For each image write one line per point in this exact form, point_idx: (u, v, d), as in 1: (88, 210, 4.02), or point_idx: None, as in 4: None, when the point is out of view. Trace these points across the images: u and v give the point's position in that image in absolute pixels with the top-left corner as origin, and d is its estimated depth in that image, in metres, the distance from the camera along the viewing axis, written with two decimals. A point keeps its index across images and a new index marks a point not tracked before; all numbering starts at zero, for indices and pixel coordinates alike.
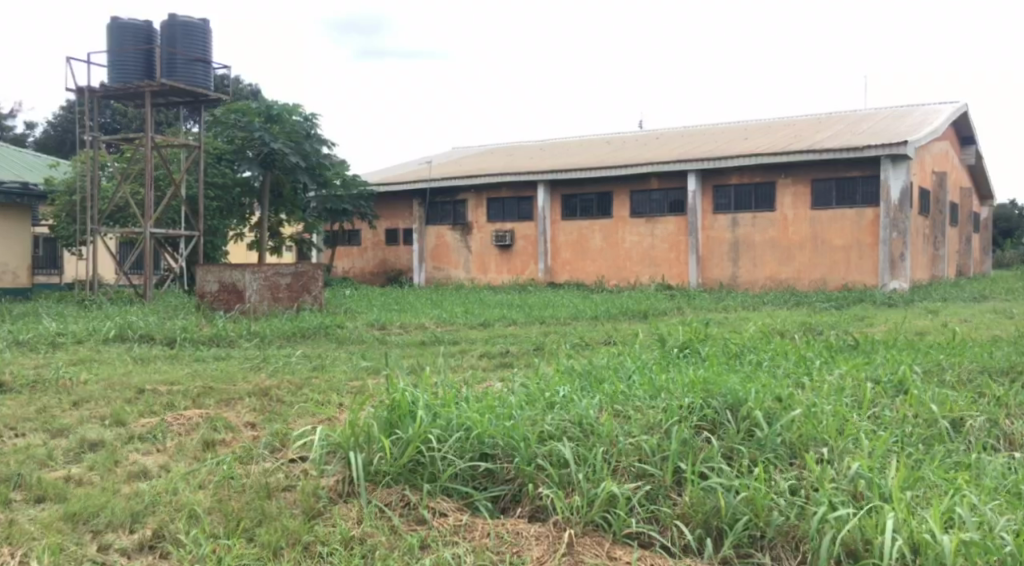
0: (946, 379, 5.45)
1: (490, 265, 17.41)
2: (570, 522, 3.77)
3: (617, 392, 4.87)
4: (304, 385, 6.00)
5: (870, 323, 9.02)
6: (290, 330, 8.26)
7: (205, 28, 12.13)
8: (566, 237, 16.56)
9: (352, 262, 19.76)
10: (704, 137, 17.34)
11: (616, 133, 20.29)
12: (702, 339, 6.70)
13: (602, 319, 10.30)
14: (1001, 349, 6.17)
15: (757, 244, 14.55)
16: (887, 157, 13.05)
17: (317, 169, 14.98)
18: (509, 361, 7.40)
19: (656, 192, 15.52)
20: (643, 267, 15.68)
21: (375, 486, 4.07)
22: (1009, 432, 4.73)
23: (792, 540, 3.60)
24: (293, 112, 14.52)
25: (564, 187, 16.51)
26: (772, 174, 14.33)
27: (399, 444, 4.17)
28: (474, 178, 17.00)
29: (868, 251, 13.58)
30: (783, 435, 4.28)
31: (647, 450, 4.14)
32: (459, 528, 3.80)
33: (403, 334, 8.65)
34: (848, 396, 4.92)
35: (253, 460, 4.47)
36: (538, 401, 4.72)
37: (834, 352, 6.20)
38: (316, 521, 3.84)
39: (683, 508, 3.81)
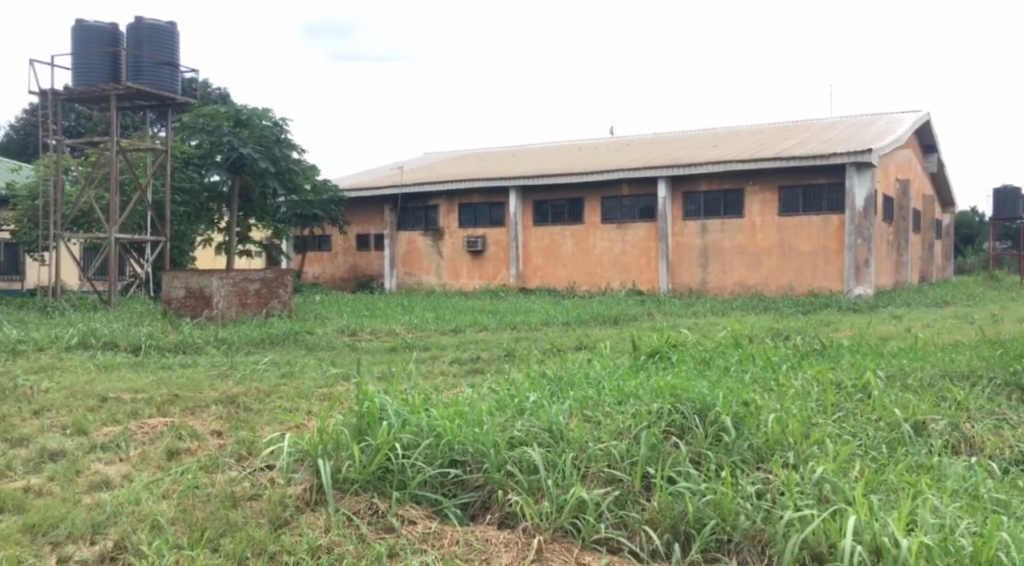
0: (908, 383, 5.53)
1: (461, 271, 17.39)
2: (540, 528, 3.76)
3: (586, 398, 4.88)
4: (272, 392, 5.95)
5: (836, 328, 9.13)
6: (259, 336, 8.19)
7: (172, 31, 12.00)
8: (537, 243, 16.58)
9: (323, 267, 19.63)
10: (674, 143, 17.46)
11: (586, 140, 20.37)
12: (672, 345, 6.73)
13: (573, 324, 10.32)
14: (963, 354, 6.26)
15: (726, 250, 14.66)
16: (853, 165, 13.22)
17: (287, 174, 14.71)
18: (479, 367, 7.38)
19: (626, 198, 15.59)
20: (613, 272, 15.74)
21: (344, 493, 4.03)
22: (969, 435, 4.81)
23: (759, 544, 3.62)
24: (262, 117, 14.37)
25: (535, 193, 16.53)
26: (741, 180, 14.44)
27: (368, 451, 4.15)
28: (445, 183, 16.97)
29: (834, 258, 13.74)
30: (750, 440, 4.31)
31: (617, 455, 4.15)
32: (428, 536, 3.78)
33: (373, 340, 8.60)
34: (813, 400, 4.96)
35: (219, 469, 4.41)
36: (508, 407, 4.71)
37: (800, 357, 6.26)
38: (282, 530, 3.81)
39: (652, 513, 3.82)
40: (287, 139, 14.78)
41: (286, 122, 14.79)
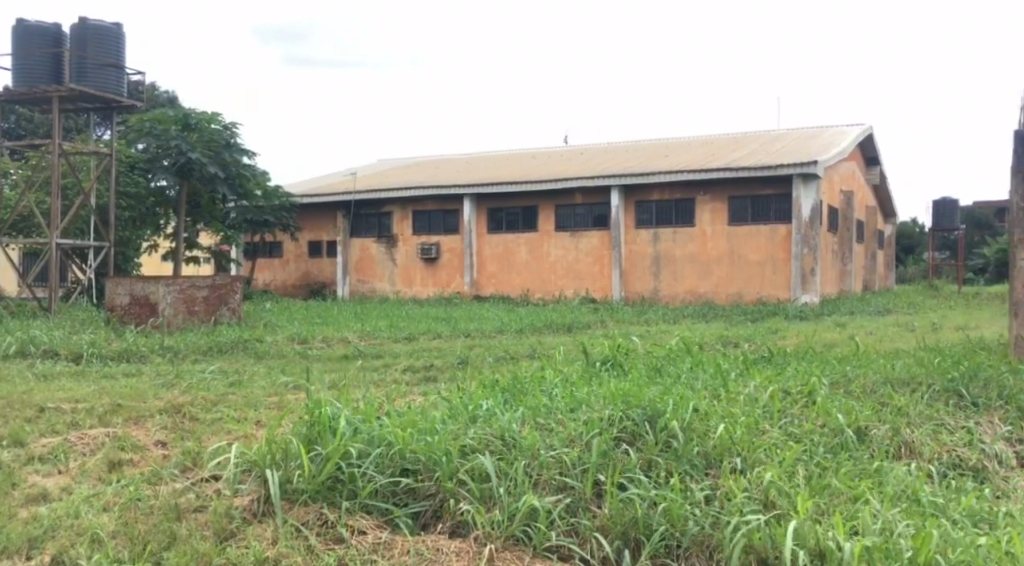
0: (851, 390, 5.63)
1: (415, 279, 17.32)
2: (491, 537, 3.76)
3: (539, 406, 4.89)
4: (219, 401, 5.86)
5: (783, 335, 9.27)
6: (206, 345, 8.06)
7: (118, 32, 11.81)
8: (491, 251, 16.57)
9: (273, 274, 19.41)
10: (627, 153, 17.61)
11: (540, 148, 20.44)
12: (623, 352, 6.77)
13: (526, 332, 10.35)
14: (904, 361, 6.39)
15: (677, 259, 14.81)
16: (799, 175, 13.46)
17: (237, 179, 14.56)
18: (432, 374, 7.36)
19: (580, 207, 15.69)
20: (567, 280, 15.81)
21: (292, 504, 3.98)
22: (910, 440, 4.91)
23: (707, 549, 3.65)
24: (211, 120, 14.05)
25: (489, 200, 16.54)
26: (693, 190, 14.61)
27: (318, 461, 4.11)
28: (399, 190, 16.89)
29: (781, 266, 13.97)
30: (699, 446, 4.36)
31: (568, 462, 4.16)
32: (379, 546, 3.75)
33: (325, 348, 8.52)
34: (760, 407, 5.03)
35: (162, 480, 4.32)
36: (460, 415, 4.70)
37: (748, 364, 6.35)
38: (228, 543, 3.75)
39: (602, 520, 3.84)
40: (237, 142, 14.49)
41: (236, 126, 14.47)
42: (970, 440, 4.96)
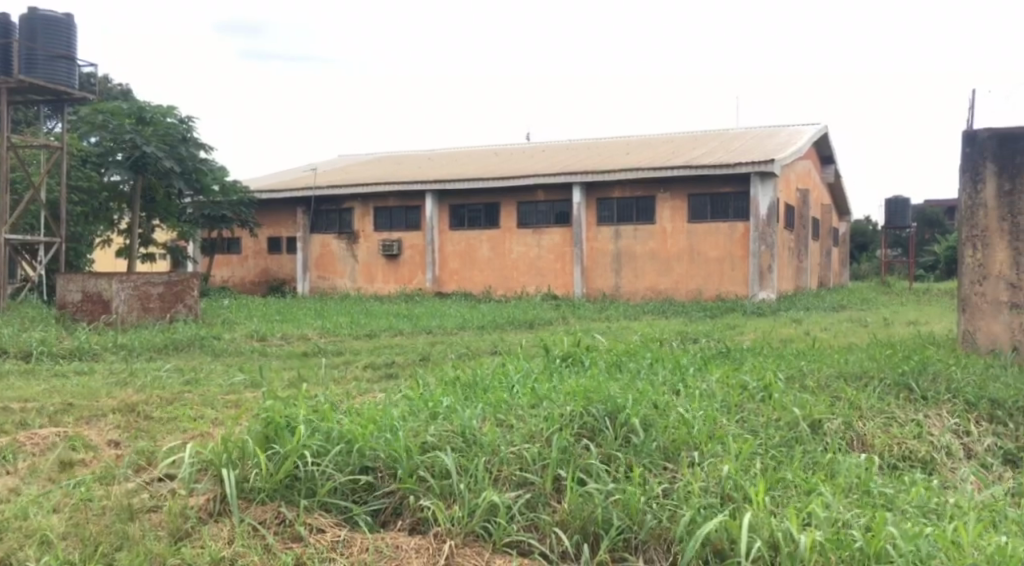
0: (806, 384, 5.72)
1: (377, 275, 17.24)
2: (451, 533, 3.76)
3: (500, 402, 4.89)
4: (175, 400, 5.77)
5: (741, 331, 9.37)
6: (162, 343, 7.94)
7: (68, 23, 11.59)
8: (453, 247, 16.53)
9: (231, 271, 19.18)
10: (588, 150, 17.68)
11: (502, 145, 20.44)
12: (585, 349, 6.80)
13: (488, 328, 10.34)
14: (856, 356, 6.50)
15: (638, 256, 14.92)
16: (756, 174, 13.61)
17: (193, 174, 14.30)
18: (394, 371, 7.32)
19: (542, 204, 15.71)
20: (529, 277, 15.84)
21: (249, 503, 3.95)
22: (862, 433, 5.00)
23: (664, 543, 3.68)
24: (167, 114, 13.86)
25: (451, 197, 16.49)
26: (653, 188, 14.71)
27: (275, 460, 4.08)
28: (359, 186, 16.78)
29: (740, 263, 14.14)
30: (658, 441, 4.40)
31: (528, 458, 4.17)
32: (337, 544, 3.73)
33: (284, 346, 8.44)
34: (717, 401, 5.09)
35: (114, 481, 4.25)
36: (421, 412, 4.68)
37: (707, 359, 6.41)
38: (182, 543, 3.70)
39: (562, 515, 3.85)
40: (193, 137, 14.28)
41: (193, 120, 14.27)
42: (920, 433, 5.06)
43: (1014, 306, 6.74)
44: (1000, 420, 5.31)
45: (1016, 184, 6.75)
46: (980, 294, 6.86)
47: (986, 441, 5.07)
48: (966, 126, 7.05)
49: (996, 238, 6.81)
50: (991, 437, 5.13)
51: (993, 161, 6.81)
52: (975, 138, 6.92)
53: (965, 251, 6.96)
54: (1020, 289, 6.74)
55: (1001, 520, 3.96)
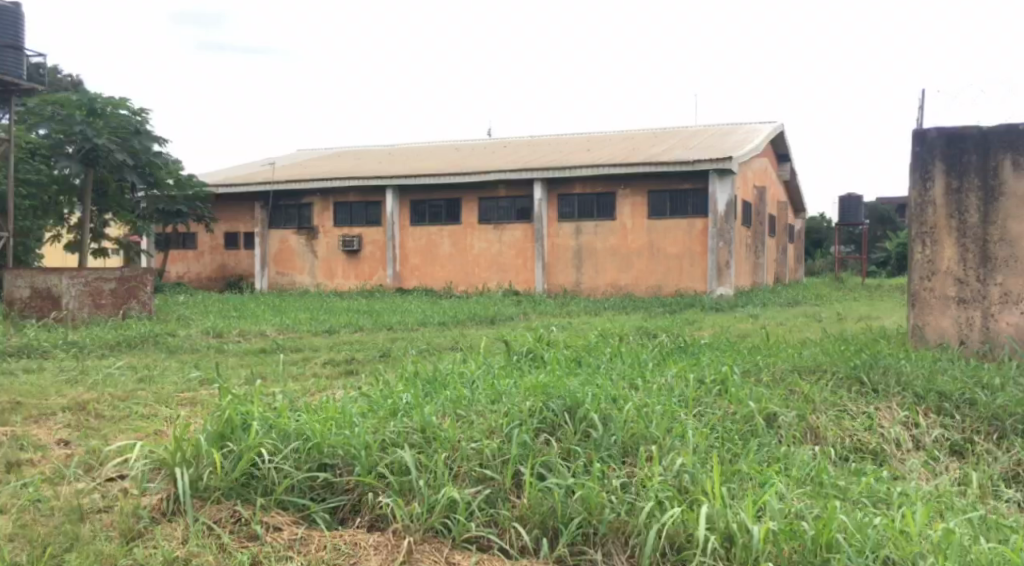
0: (762, 378, 5.80)
1: (336, 271, 17.11)
2: (410, 529, 3.75)
3: (460, 398, 4.89)
4: (127, 398, 5.68)
5: (699, 326, 9.47)
6: (114, 339, 7.80)
7: (15, 12, 11.33)
8: (414, 243, 16.46)
9: (187, 266, 18.92)
10: (549, 147, 17.71)
11: (463, 141, 20.40)
12: (544, 344, 6.82)
13: (449, 325, 10.31)
14: (810, 350, 6.59)
15: (598, 251, 14.98)
16: (715, 171, 13.73)
17: (147, 167, 14.09)
18: (353, 367, 7.28)
19: (503, 199, 15.69)
20: (491, 272, 15.84)
21: (203, 502, 3.90)
22: (815, 426, 5.08)
23: (623, 536, 3.70)
24: (120, 106, 13.41)
25: (411, 193, 16.41)
26: (613, 184, 14.77)
27: (231, 458, 4.04)
28: (318, 182, 16.62)
29: (698, 260, 14.28)
30: (616, 435, 4.42)
31: (488, 454, 4.16)
32: (295, 542, 3.70)
33: (241, 342, 8.34)
34: (675, 395, 5.14)
35: (64, 480, 4.18)
36: (380, 408, 4.65)
37: (665, 354, 6.47)
38: (134, 544, 3.65)
39: (522, 510, 3.86)
40: (146, 130, 14.01)
41: (147, 112, 13.98)
42: (871, 425, 5.15)
43: (961, 301, 6.90)
44: (947, 411, 5.38)
45: (963, 182, 6.89)
46: (929, 290, 7.01)
47: (934, 433, 5.15)
48: (916, 125, 7.17)
49: (944, 235, 6.95)
50: (939, 428, 5.20)
51: (941, 160, 6.93)
52: (924, 137, 7.03)
53: (914, 247, 7.09)
54: (967, 285, 6.89)
55: (948, 510, 4.05)
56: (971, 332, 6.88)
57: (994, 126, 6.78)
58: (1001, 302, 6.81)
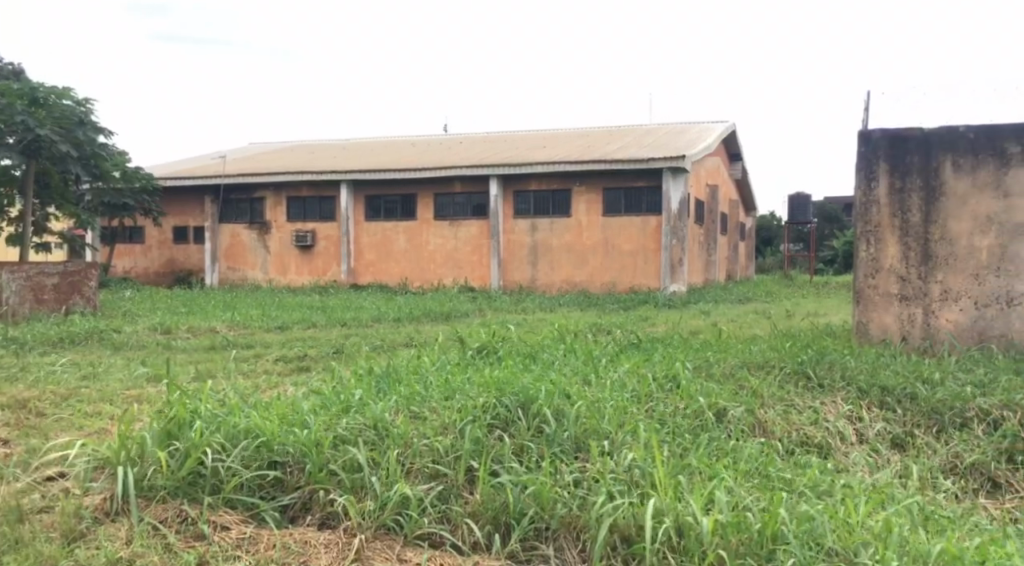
0: (712, 373, 5.86)
1: (289, 266, 16.92)
2: (361, 527, 3.73)
3: (413, 394, 4.86)
4: (70, 395, 5.55)
5: (651, 323, 9.54)
6: (57, 336, 7.62)
7: None
8: (368, 239, 16.35)
9: (134, 261, 18.55)
10: (505, 143, 17.69)
11: (418, 136, 20.29)
12: (499, 340, 6.81)
13: (404, 321, 10.27)
14: (759, 346, 6.68)
15: (554, 248, 15.02)
16: (668, 170, 13.84)
17: (92, 159, 13.74)
18: (306, 364, 7.21)
19: (459, 196, 15.65)
20: (446, 269, 15.79)
21: (148, 502, 3.84)
22: (763, 420, 5.15)
23: (575, 531, 3.71)
24: (63, 96, 13.06)
25: (366, 188, 16.29)
26: (569, 181, 14.82)
27: (177, 457, 3.97)
28: (271, 176, 16.42)
29: (652, 257, 14.39)
30: (569, 431, 4.43)
31: (441, 450, 4.13)
32: (243, 541, 3.66)
33: (190, 339, 8.19)
34: (628, 391, 5.17)
35: (3, 480, 4.07)
36: (332, 405, 4.60)
37: (619, 350, 6.51)
38: (76, 545, 3.59)
39: (474, 506, 3.85)
40: (91, 120, 13.66)
41: (91, 102, 13.63)
42: (816, 419, 5.24)
43: (903, 298, 7.05)
44: (889, 406, 5.48)
45: (906, 183, 7.03)
46: (873, 287, 7.14)
47: (877, 427, 5.25)
48: (862, 126, 7.29)
49: (888, 234, 7.08)
50: (882, 422, 5.31)
51: (886, 161, 7.06)
52: (869, 138, 7.15)
53: (859, 245, 7.22)
54: (909, 282, 7.04)
55: (889, 501, 4.13)
56: (912, 328, 7.04)
57: (937, 129, 6.92)
58: (941, 299, 6.97)
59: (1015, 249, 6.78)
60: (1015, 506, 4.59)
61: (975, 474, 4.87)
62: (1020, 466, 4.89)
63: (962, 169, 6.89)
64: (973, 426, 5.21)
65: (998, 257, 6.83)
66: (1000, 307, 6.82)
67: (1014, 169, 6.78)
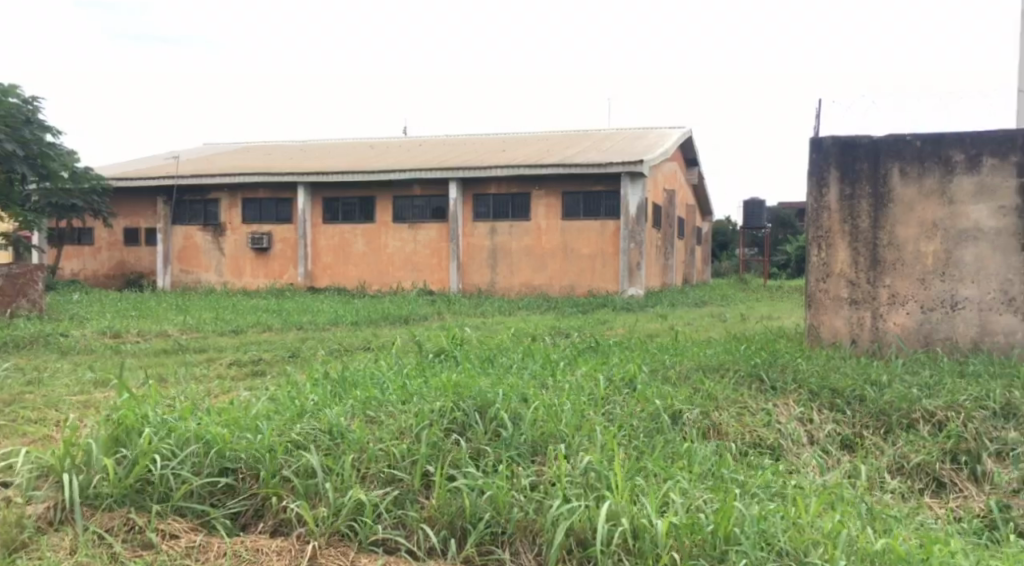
0: (669, 376, 5.88)
1: (244, 269, 16.70)
2: (315, 534, 3.67)
3: (369, 398, 4.80)
4: (14, 401, 5.40)
5: (609, 326, 9.57)
6: (2, 340, 7.43)
7: None
8: (326, 241, 16.20)
9: (83, 263, 18.16)
10: (464, 146, 17.65)
11: (376, 139, 20.16)
12: (457, 343, 6.78)
13: (361, 324, 10.19)
14: (715, 349, 6.73)
15: (513, 251, 15.01)
16: (627, 174, 13.92)
17: (39, 158, 13.45)
18: (261, 368, 7.11)
19: (418, 198, 15.57)
20: (404, 272, 15.70)
21: (94, 510, 3.74)
22: (717, 423, 5.18)
23: (530, 535, 3.69)
24: (10, 93, 12.77)
25: (324, 190, 16.14)
26: (528, 185, 14.83)
27: (125, 464, 3.88)
28: (226, 177, 16.20)
29: (611, 261, 14.45)
30: (526, 434, 4.41)
31: (397, 455, 4.08)
32: (193, 550, 3.58)
33: (140, 343, 8.03)
34: (586, 394, 5.16)
35: None
36: (286, 410, 4.53)
37: (576, 354, 6.51)
38: (18, 556, 3.48)
39: (430, 511, 3.81)
40: (38, 119, 13.38)
41: (39, 100, 13.35)
42: (770, 421, 5.28)
43: (853, 302, 7.16)
44: (839, 408, 5.54)
45: (856, 189, 7.14)
46: (824, 291, 7.25)
47: (827, 428, 5.31)
48: (814, 132, 7.37)
49: (839, 239, 7.18)
50: (832, 423, 5.38)
51: (837, 167, 7.15)
52: (820, 144, 7.23)
53: (811, 250, 7.31)
54: (858, 286, 7.15)
55: (840, 501, 4.18)
56: (862, 331, 7.15)
57: (884, 137, 7.04)
58: (889, 303, 7.08)
59: (959, 254, 6.91)
60: (959, 505, 4.66)
61: (921, 474, 4.93)
62: (963, 466, 4.97)
63: (908, 176, 7.00)
64: (919, 427, 5.27)
65: (943, 262, 6.95)
66: (945, 311, 6.94)
67: (958, 177, 6.90)
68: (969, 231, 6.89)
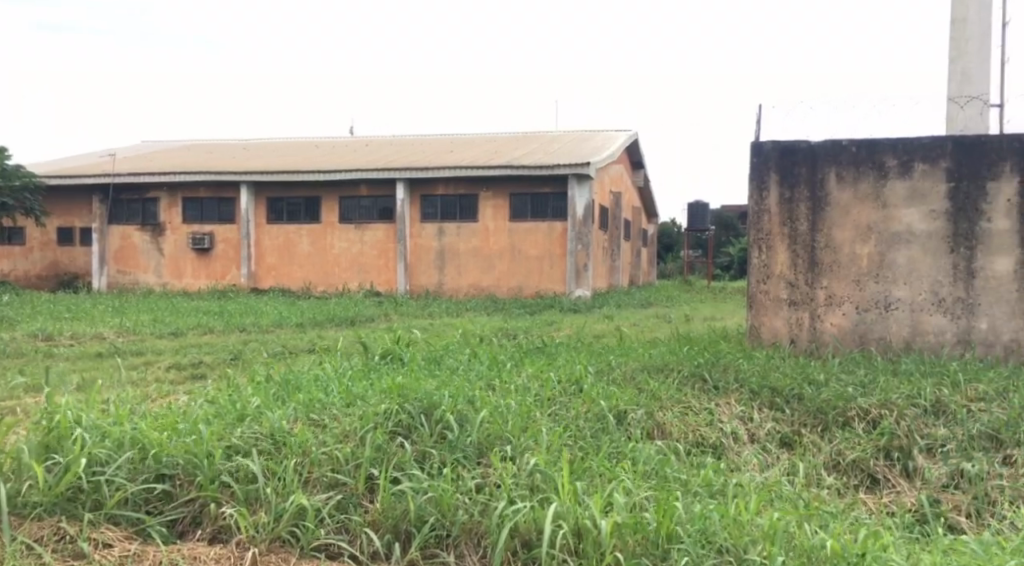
0: (614, 377, 5.91)
1: (185, 270, 16.37)
2: (255, 540, 3.60)
3: (313, 401, 4.73)
4: None
5: (556, 327, 9.57)
6: None
7: None
8: (270, 242, 15.96)
9: (14, 263, 17.61)
10: (411, 147, 17.54)
11: (322, 138, 19.92)
12: (402, 345, 6.71)
13: (307, 326, 10.06)
14: (660, 349, 6.77)
15: (460, 252, 14.97)
16: (574, 176, 13.98)
17: None
18: (201, 372, 6.96)
19: (365, 199, 15.43)
20: (351, 273, 15.54)
21: (22, 520, 3.61)
22: (662, 423, 5.21)
23: (475, 537, 3.66)
24: None
25: (268, 189, 15.91)
26: (475, 186, 14.79)
27: (56, 472, 3.75)
28: (166, 176, 15.87)
29: (558, 262, 14.50)
30: (471, 436, 4.37)
31: (340, 459, 4.02)
32: (127, 558, 3.48)
33: (74, 346, 7.79)
34: (532, 395, 5.15)
35: None
36: (227, 414, 4.44)
37: (522, 355, 6.50)
38: None
39: (373, 515, 3.76)
40: None
41: None
42: (712, 421, 5.34)
43: (792, 303, 7.28)
44: (779, 406, 5.62)
45: (795, 193, 7.26)
46: (764, 292, 7.36)
47: (767, 426, 5.38)
48: (755, 136, 7.48)
49: (778, 241, 7.31)
50: (772, 422, 5.45)
51: (776, 171, 7.27)
52: (760, 149, 7.34)
53: (752, 252, 7.42)
54: (797, 288, 7.27)
55: (780, 499, 4.24)
56: (800, 332, 7.27)
57: (822, 142, 7.16)
58: (826, 304, 7.21)
59: (891, 256, 7.06)
60: (892, 501, 4.75)
61: (856, 470, 5.03)
62: (896, 462, 5.06)
63: (845, 181, 7.14)
64: (854, 424, 5.37)
65: (877, 264, 7.10)
66: (879, 312, 7.08)
67: (891, 181, 7.04)
68: (902, 234, 7.03)
